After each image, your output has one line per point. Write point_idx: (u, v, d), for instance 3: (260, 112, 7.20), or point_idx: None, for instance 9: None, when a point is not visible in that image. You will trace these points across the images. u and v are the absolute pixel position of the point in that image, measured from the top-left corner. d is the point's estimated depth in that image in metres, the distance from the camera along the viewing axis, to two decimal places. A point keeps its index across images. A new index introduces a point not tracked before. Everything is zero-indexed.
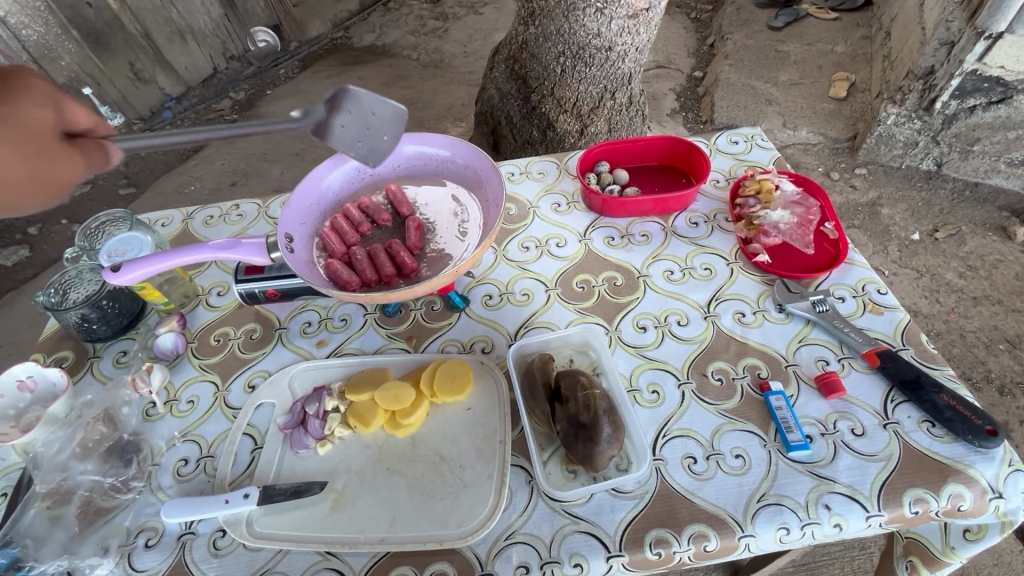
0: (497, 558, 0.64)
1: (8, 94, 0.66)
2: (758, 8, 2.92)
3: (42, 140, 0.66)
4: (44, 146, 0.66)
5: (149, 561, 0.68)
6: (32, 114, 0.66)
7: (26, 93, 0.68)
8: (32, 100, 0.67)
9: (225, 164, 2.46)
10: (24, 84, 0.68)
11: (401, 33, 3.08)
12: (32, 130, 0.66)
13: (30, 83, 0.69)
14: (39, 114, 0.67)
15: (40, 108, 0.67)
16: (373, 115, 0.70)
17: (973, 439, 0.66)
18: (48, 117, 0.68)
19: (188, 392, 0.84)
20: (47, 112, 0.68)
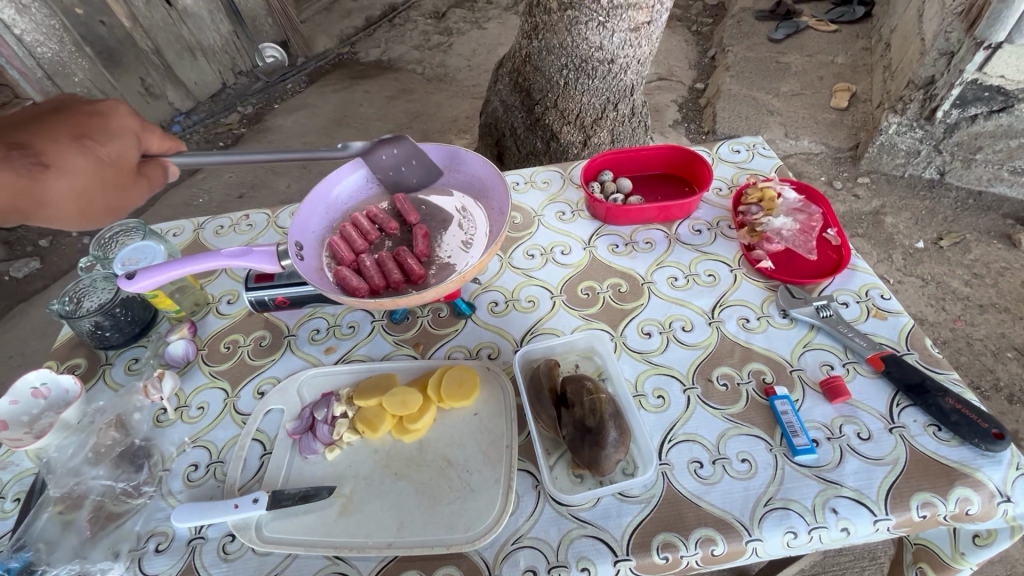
0: (504, 562, 0.65)
1: (101, 129, 0.75)
2: (758, 21, 2.96)
3: (126, 172, 0.76)
4: (126, 178, 0.76)
5: (159, 565, 0.68)
6: (121, 149, 0.76)
7: (115, 128, 0.77)
8: (123, 138, 0.76)
9: (233, 177, 2.49)
10: (114, 120, 0.77)
11: (406, 48, 3.14)
12: (119, 163, 0.75)
13: (118, 118, 0.77)
14: (126, 149, 0.76)
15: (126, 143, 0.76)
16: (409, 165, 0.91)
17: (980, 442, 0.66)
18: (131, 150, 0.77)
19: (198, 398, 0.85)
20: (131, 147, 0.77)
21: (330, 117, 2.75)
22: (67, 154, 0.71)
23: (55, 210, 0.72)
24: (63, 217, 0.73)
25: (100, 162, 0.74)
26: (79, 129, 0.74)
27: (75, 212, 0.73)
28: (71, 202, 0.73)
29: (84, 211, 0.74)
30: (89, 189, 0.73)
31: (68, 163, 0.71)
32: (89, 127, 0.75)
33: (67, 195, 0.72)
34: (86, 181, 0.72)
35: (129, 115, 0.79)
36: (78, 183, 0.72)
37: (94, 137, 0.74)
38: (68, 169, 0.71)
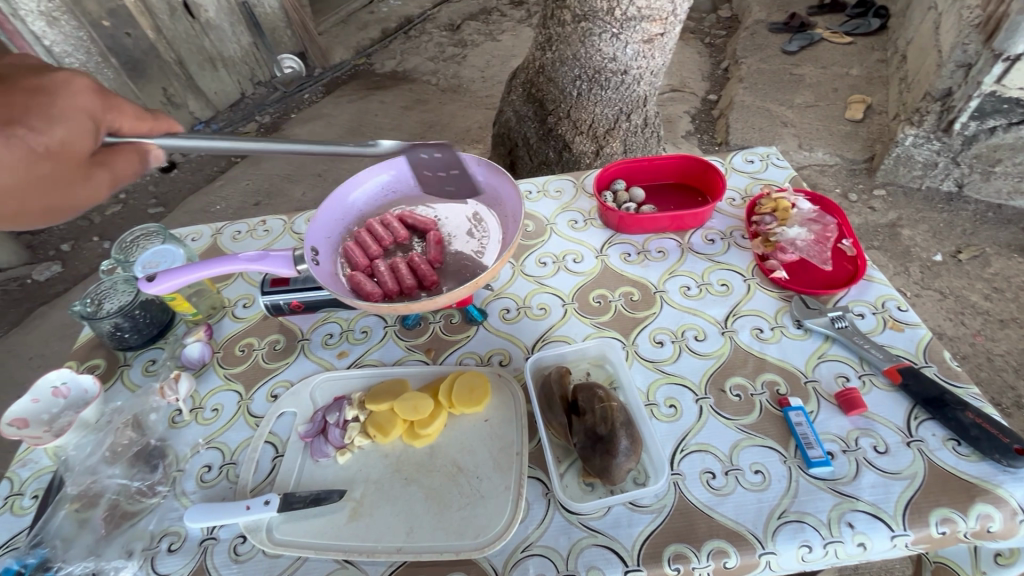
0: (514, 569, 0.64)
1: (39, 112, 0.65)
2: (772, 33, 2.96)
3: (75, 164, 0.67)
4: (78, 172, 0.68)
5: (171, 565, 0.69)
6: (67, 137, 0.67)
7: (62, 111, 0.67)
8: (70, 123, 0.67)
9: (250, 184, 2.54)
10: (61, 103, 0.67)
11: (421, 59, 3.19)
12: (67, 155, 0.67)
13: (64, 97, 0.68)
14: (75, 137, 0.67)
15: (75, 130, 0.67)
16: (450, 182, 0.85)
17: (1001, 457, 0.65)
18: (81, 138, 0.68)
19: (213, 400, 0.86)
20: (81, 134, 0.68)
21: (346, 126, 2.80)
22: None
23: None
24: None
25: (36, 155, 0.64)
26: (10, 112, 0.63)
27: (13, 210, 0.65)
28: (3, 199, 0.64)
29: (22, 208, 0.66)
30: (26, 185, 0.64)
31: None
32: (23, 108, 0.64)
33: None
34: (22, 177, 0.63)
35: (81, 92, 0.69)
36: (11, 179, 0.63)
37: (29, 123, 0.64)
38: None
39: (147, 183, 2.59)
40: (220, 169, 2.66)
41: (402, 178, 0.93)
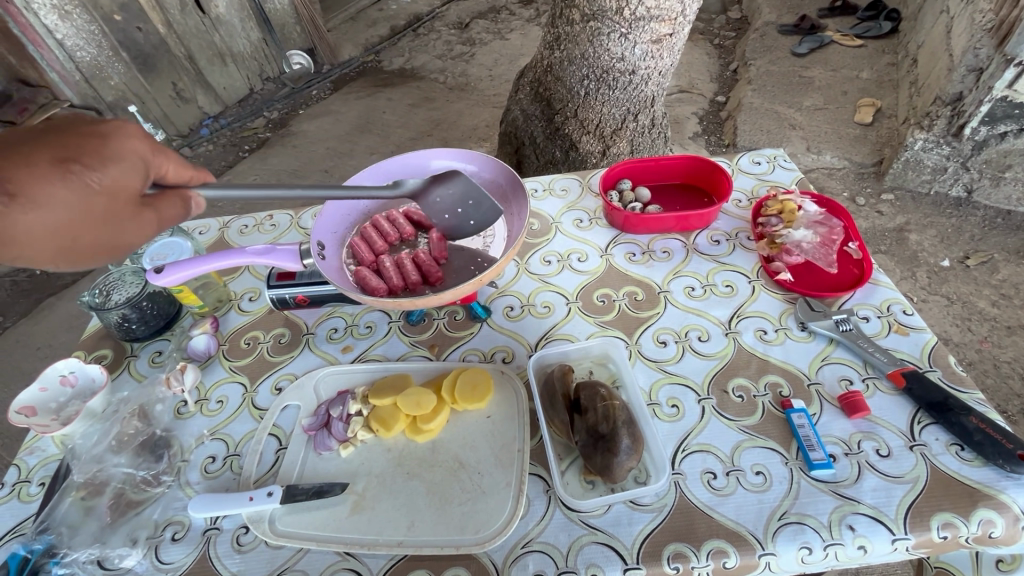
0: (513, 565, 0.64)
1: (92, 152, 0.61)
2: (781, 35, 2.95)
3: (123, 204, 0.61)
4: (121, 211, 0.61)
5: (175, 554, 0.70)
6: (116, 175, 0.61)
7: (116, 150, 0.62)
8: (123, 162, 0.62)
9: (257, 179, 2.55)
10: (116, 142, 0.63)
11: (429, 57, 3.19)
12: (112, 193, 0.60)
13: (120, 138, 0.63)
14: (126, 176, 0.62)
15: (126, 168, 0.62)
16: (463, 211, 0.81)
17: (1004, 463, 0.64)
18: (132, 177, 0.62)
19: (218, 392, 0.87)
20: (132, 173, 0.62)
21: (353, 123, 2.81)
22: (41, 181, 0.56)
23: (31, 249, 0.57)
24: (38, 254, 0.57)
25: (87, 191, 0.59)
26: (65, 150, 0.60)
27: (56, 251, 0.58)
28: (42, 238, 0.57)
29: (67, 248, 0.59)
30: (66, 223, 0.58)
31: (45, 195, 0.56)
32: (79, 149, 0.61)
33: (37, 232, 0.56)
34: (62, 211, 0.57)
35: (135, 135, 0.64)
36: (51, 218, 0.56)
37: (81, 160, 0.60)
38: (39, 198, 0.56)
39: None
40: (227, 163, 2.67)
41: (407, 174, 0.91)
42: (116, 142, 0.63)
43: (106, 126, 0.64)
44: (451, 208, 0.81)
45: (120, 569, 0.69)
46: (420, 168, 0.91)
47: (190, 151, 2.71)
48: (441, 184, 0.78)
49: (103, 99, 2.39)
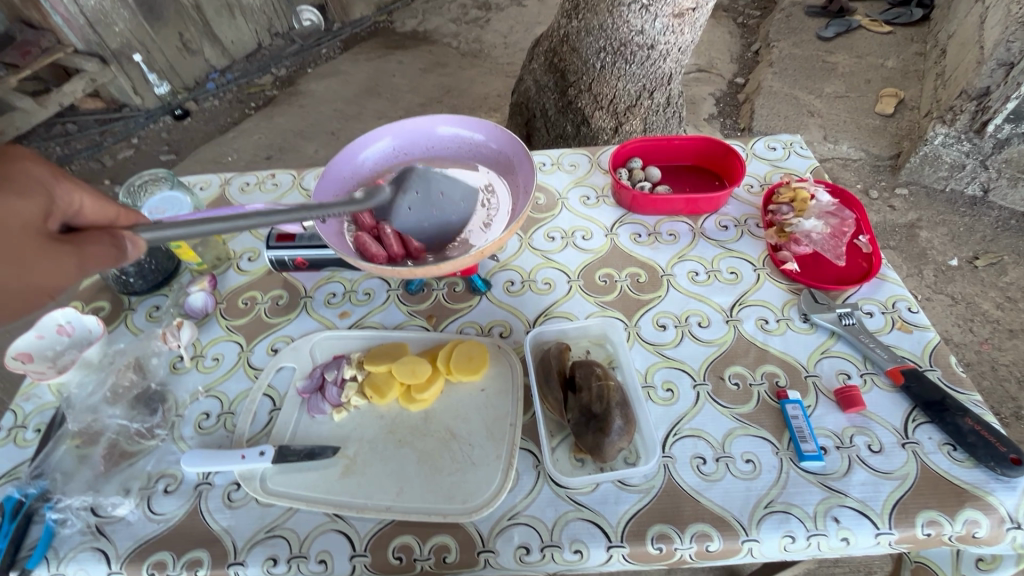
0: (499, 536, 0.65)
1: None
2: (808, 17, 2.85)
3: (25, 241, 0.55)
4: (34, 248, 0.55)
5: (166, 506, 0.70)
6: (13, 209, 0.56)
7: (17, 184, 0.58)
8: (16, 193, 0.57)
9: (262, 138, 2.51)
10: (16, 176, 0.58)
11: (443, 20, 3.10)
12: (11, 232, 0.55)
13: (16, 169, 0.59)
14: (25, 211, 0.57)
15: (23, 199, 0.57)
16: (439, 195, 0.78)
17: (995, 466, 0.64)
18: (32, 212, 0.57)
19: (214, 349, 0.87)
20: (30, 206, 0.57)
21: (362, 85, 2.75)
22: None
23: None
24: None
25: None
26: None
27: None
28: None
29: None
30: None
31: None
32: None
33: None
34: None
35: (36, 167, 0.60)
36: None
37: None
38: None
39: (160, 129, 2.58)
40: (233, 120, 2.63)
41: (414, 141, 0.89)
42: (13, 173, 0.59)
43: (12, 162, 0.60)
44: (423, 214, 0.78)
45: (113, 517, 0.70)
46: (428, 134, 0.88)
47: (195, 105, 2.66)
48: (405, 191, 0.76)
49: (108, 47, 2.35)
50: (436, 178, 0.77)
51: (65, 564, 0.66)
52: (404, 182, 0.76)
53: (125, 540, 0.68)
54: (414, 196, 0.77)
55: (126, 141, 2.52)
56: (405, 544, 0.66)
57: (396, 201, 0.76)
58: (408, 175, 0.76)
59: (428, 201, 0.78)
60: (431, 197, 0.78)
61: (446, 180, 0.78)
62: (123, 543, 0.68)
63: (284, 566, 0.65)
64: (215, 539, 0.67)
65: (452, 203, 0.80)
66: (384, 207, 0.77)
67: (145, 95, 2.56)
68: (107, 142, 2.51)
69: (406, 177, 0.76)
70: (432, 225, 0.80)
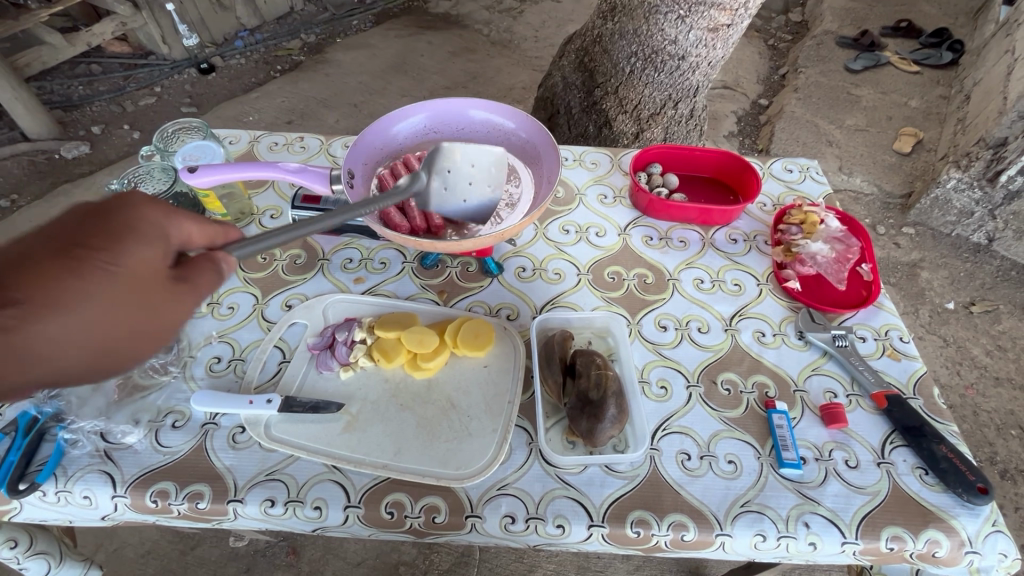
0: (486, 504, 0.69)
1: None
2: (838, 47, 2.87)
3: None
4: (157, 294, 0.53)
5: (173, 439, 0.73)
6: None
7: (140, 227, 0.54)
8: (137, 238, 0.53)
9: (285, 101, 2.52)
10: None
11: (477, 7, 3.15)
12: (140, 278, 0.52)
13: (126, 212, 0.55)
14: None
15: (146, 246, 0.54)
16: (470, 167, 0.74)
17: (963, 493, 0.68)
18: (152, 257, 0.54)
19: (229, 299, 0.89)
20: (152, 250, 0.54)
21: (389, 62, 2.79)
22: (51, 278, 0.48)
23: (59, 369, 0.48)
24: (71, 370, 0.50)
25: None
26: (68, 238, 0.51)
27: (96, 356, 0.50)
28: (86, 344, 0.49)
29: (106, 350, 0.51)
30: (104, 322, 0.50)
31: None
32: None
33: None
34: (99, 318, 0.50)
35: None
36: None
37: None
38: (61, 300, 0.47)
39: (184, 82, 2.62)
40: (257, 80, 2.68)
41: (447, 120, 0.92)
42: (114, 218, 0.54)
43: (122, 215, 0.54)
44: (460, 188, 0.76)
45: (121, 444, 0.73)
46: (461, 115, 0.92)
47: (220, 61, 2.73)
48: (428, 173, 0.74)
49: None
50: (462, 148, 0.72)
51: (73, 483, 0.69)
52: (432, 164, 0.74)
53: (131, 467, 0.71)
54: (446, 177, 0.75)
55: (148, 89, 2.57)
56: (398, 501, 0.69)
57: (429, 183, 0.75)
58: (433, 158, 0.73)
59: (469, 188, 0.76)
60: (461, 177, 0.74)
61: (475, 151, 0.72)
62: (129, 469, 0.71)
63: (281, 507, 0.69)
64: (217, 476, 0.71)
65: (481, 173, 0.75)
66: (421, 194, 0.76)
67: (173, 46, 2.62)
68: (130, 87, 2.55)
69: (432, 159, 0.73)
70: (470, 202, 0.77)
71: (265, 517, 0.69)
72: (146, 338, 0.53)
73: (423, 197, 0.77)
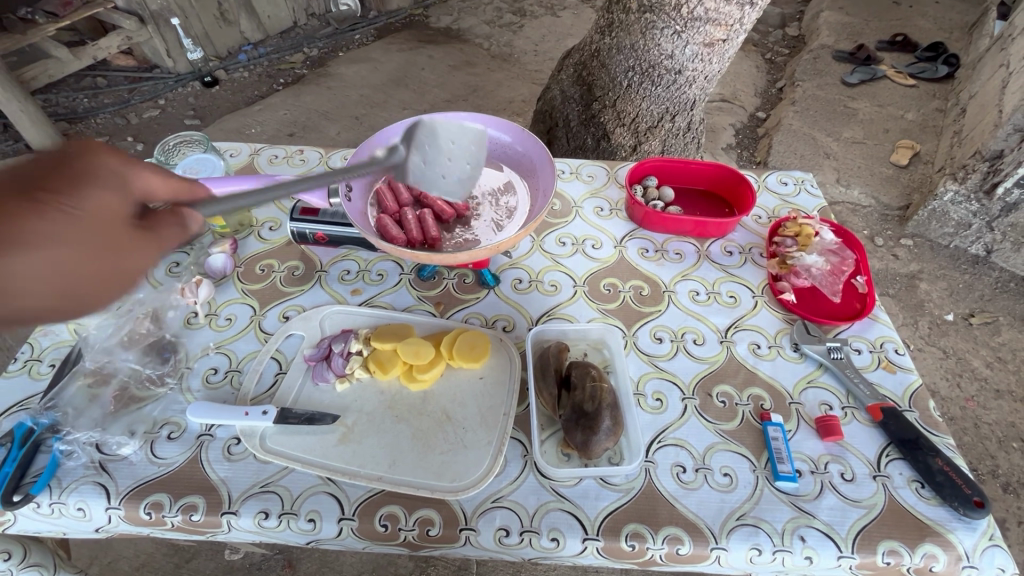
0: (481, 517, 0.69)
1: None
2: (835, 61, 2.91)
3: None
4: (120, 237, 0.57)
5: (169, 451, 0.73)
6: None
7: (94, 172, 0.58)
8: (98, 184, 0.57)
9: (287, 114, 2.55)
10: None
11: (477, 22, 3.20)
12: (102, 222, 0.56)
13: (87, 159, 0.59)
14: None
15: (108, 192, 0.57)
16: (450, 144, 0.77)
17: (959, 506, 0.67)
18: (114, 202, 0.58)
19: (227, 310, 0.90)
20: (114, 196, 0.58)
21: (391, 75, 2.82)
22: (11, 216, 0.50)
23: (22, 304, 0.52)
24: (38, 306, 0.53)
25: None
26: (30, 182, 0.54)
27: (55, 294, 0.53)
28: (53, 282, 0.53)
29: (64, 295, 0.54)
30: (67, 260, 0.53)
31: None
32: None
33: None
34: (62, 258, 0.53)
35: None
36: None
37: None
38: (29, 238, 0.51)
39: (188, 95, 2.66)
40: (260, 93, 2.71)
41: None
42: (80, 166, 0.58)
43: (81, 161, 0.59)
44: (437, 165, 0.78)
45: (116, 455, 0.73)
46: None
47: (224, 74, 2.76)
48: (412, 147, 0.77)
49: (148, 8, 2.45)
50: (441, 127, 0.77)
51: (67, 494, 0.69)
52: (413, 138, 0.77)
53: (125, 479, 0.71)
54: (425, 151, 0.77)
55: (152, 102, 2.60)
56: (392, 513, 0.69)
57: (408, 157, 0.77)
58: (414, 132, 0.77)
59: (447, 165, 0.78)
60: (441, 153, 0.78)
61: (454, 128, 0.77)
62: (124, 481, 0.71)
63: (274, 520, 0.68)
64: (211, 488, 0.71)
65: (461, 152, 0.78)
66: (399, 168, 0.78)
67: (177, 60, 2.66)
68: (134, 100, 2.58)
69: (413, 133, 0.77)
70: (448, 178, 0.78)
71: (259, 530, 0.69)
72: (106, 281, 0.56)
73: (401, 170, 0.77)
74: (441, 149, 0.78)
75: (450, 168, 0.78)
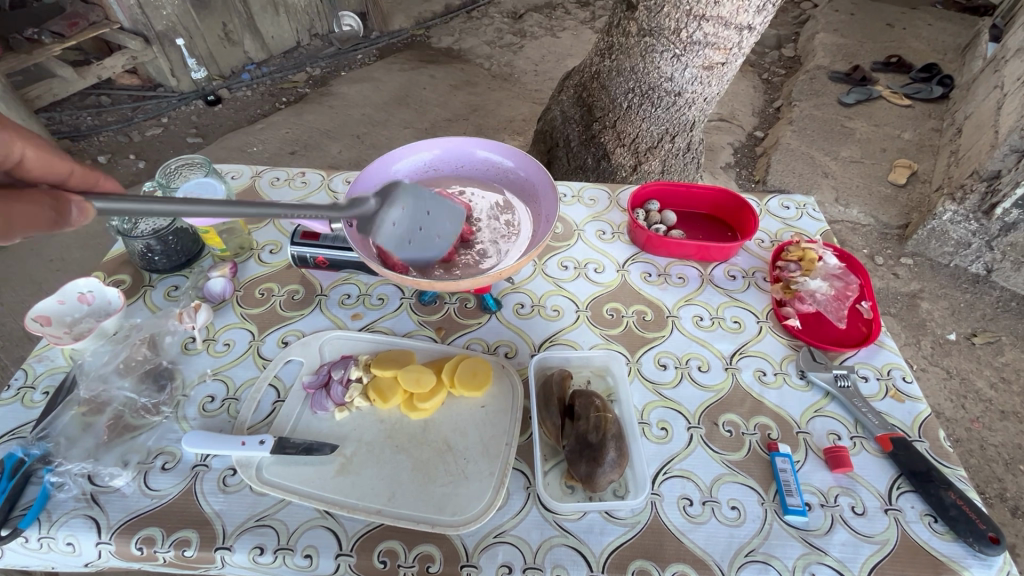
0: (482, 553, 0.67)
1: None
2: (831, 81, 2.94)
3: None
4: None
5: (162, 482, 0.72)
6: None
7: None
8: None
9: (289, 132, 2.56)
10: None
11: (478, 42, 3.24)
12: None
13: None
14: None
15: None
16: (426, 214, 0.74)
17: (974, 542, 0.66)
18: None
19: (226, 335, 0.89)
20: None
21: (392, 94, 2.85)
22: None
23: None
24: None
25: None
26: None
27: None
28: None
29: None
30: None
31: None
32: None
33: None
34: None
35: None
36: None
37: None
38: None
39: (190, 113, 2.68)
40: (263, 111, 2.74)
41: (449, 159, 0.94)
42: None
43: None
44: (408, 230, 0.73)
45: (109, 487, 0.71)
46: (462, 154, 0.93)
47: (227, 93, 2.79)
48: (390, 204, 0.71)
49: (153, 28, 2.47)
50: (424, 193, 0.73)
51: (56, 528, 0.67)
52: (391, 195, 0.71)
53: (117, 512, 0.69)
54: (401, 214, 0.72)
55: (156, 120, 2.62)
56: (391, 549, 0.67)
57: (380, 214, 0.70)
58: (393, 188, 0.71)
59: (416, 229, 0.73)
60: (415, 218, 0.73)
61: (435, 201, 0.74)
62: (115, 514, 0.69)
63: (270, 556, 0.66)
64: (205, 522, 0.69)
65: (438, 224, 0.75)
66: (367, 220, 0.71)
67: (180, 79, 2.68)
68: (138, 118, 2.60)
69: (392, 189, 0.71)
70: (416, 244, 0.74)
71: (253, 566, 0.67)
72: None
73: (370, 225, 0.71)
74: (416, 214, 0.73)
75: (421, 235, 0.74)
